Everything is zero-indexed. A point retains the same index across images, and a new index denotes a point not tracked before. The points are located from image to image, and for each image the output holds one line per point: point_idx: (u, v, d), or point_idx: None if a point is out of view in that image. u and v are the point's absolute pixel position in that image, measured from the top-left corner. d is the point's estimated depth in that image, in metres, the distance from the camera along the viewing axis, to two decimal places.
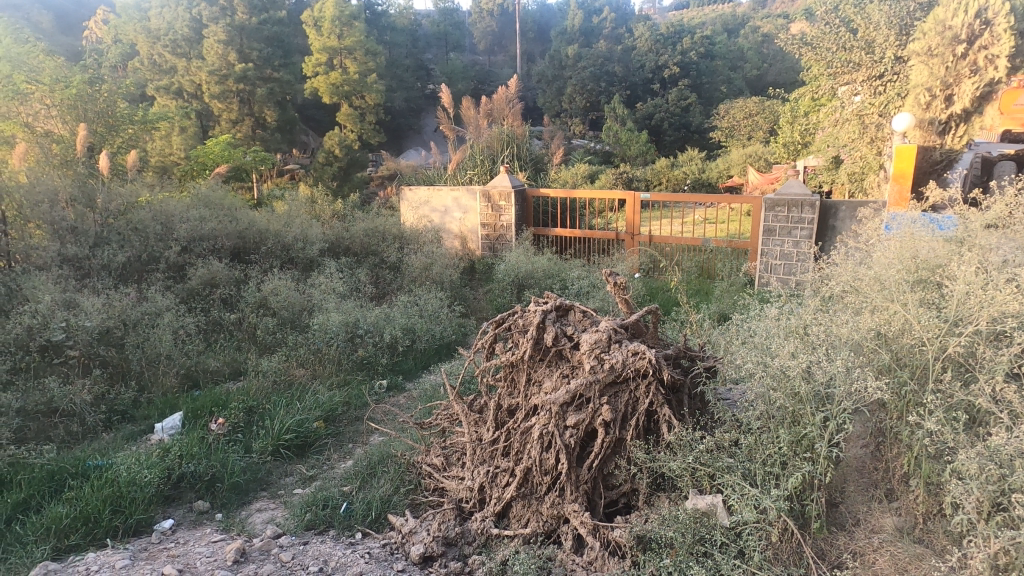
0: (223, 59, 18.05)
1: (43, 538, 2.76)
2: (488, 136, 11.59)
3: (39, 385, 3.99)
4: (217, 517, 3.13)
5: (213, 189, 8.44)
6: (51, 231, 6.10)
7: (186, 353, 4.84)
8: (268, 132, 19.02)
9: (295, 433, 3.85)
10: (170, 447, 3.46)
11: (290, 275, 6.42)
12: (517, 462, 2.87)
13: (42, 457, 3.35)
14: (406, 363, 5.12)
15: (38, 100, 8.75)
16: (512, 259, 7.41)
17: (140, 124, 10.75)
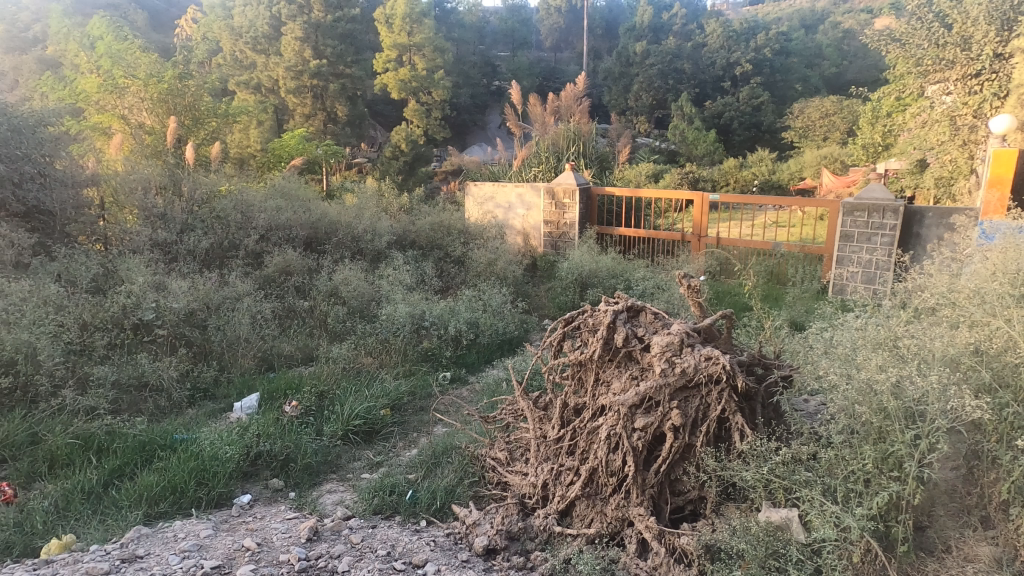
0: (299, 55, 18.75)
1: (136, 504, 2.95)
2: (554, 133, 11.57)
3: (131, 360, 4.27)
4: (290, 495, 3.26)
5: (290, 180, 8.80)
6: (143, 216, 6.56)
7: (262, 336, 5.06)
8: (338, 126, 19.59)
9: (364, 419, 3.98)
10: (248, 426, 3.63)
11: (359, 266, 6.61)
12: (582, 461, 2.86)
13: (135, 428, 3.59)
14: (470, 357, 5.18)
15: (133, 94, 9.58)
16: (576, 257, 7.37)
17: (224, 117, 11.32)
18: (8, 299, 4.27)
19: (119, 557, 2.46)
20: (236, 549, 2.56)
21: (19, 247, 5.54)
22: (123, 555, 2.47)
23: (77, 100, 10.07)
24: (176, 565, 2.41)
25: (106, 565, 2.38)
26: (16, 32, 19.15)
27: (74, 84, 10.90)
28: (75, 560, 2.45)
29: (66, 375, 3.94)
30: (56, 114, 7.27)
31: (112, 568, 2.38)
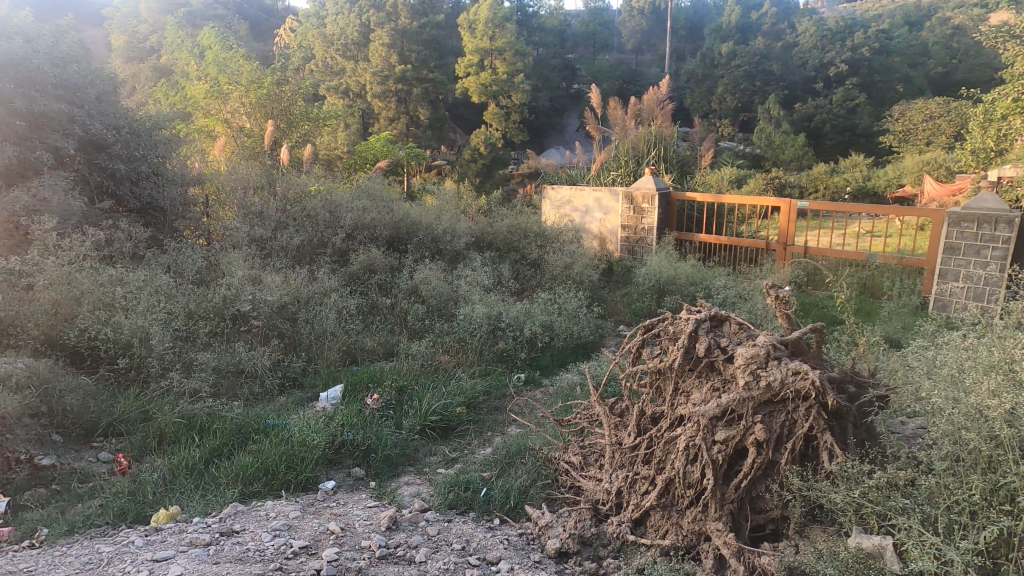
0: (386, 61, 19.41)
1: (232, 482, 3.18)
2: (634, 137, 11.42)
3: (230, 348, 4.58)
4: (371, 484, 3.39)
5: (375, 181, 9.16)
6: (242, 214, 7.03)
7: (347, 331, 5.29)
8: (420, 129, 19.84)
9: (441, 415, 4.09)
10: (333, 415, 3.81)
11: (439, 265, 6.79)
12: (658, 471, 2.81)
13: (231, 412, 3.84)
14: (544, 359, 5.22)
15: (236, 100, 10.33)
16: (654, 263, 7.24)
17: (315, 121, 11.91)
18: (126, 288, 4.69)
19: (218, 530, 2.65)
20: (321, 532, 2.70)
21: (135, 240, 6.07)
22: (222, 529, 2.66)
23: (187, 106, 10.90)
24: (268, 542, 2.57)
25: (207, 537, 2.57)
26: (135, 44, 20.89)
27: (184, 91, 11.78)
28: (181, 530, 2.67)
29: (173, 359, 4.27)
30: (169, 119, 7.90)
31: (212, 540, 2.57)
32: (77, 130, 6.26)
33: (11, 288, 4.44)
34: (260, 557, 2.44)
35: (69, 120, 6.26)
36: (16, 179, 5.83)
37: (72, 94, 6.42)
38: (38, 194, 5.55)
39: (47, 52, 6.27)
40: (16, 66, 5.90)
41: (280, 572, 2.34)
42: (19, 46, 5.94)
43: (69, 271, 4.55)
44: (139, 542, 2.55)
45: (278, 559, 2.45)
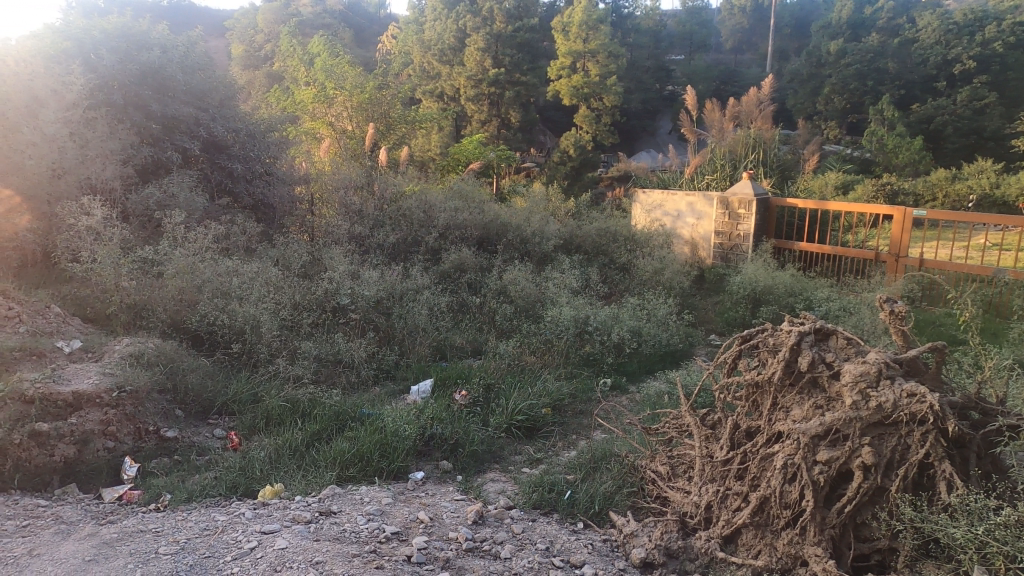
0: (480, 65, 19.77)
1: (330, 465, 3.36)
2: (732, 140, 11.01)
3: (330, 339, 4.84)
4: (457, 478, 3.49)
5: (467, 183, 9.38)
6: (344, 212, 7.42)
7: (437, 327, 5.45)
8: (511, 131, 20.18)
9: (527, 415, 4.13)
10: (424, 409, 3.93)
11: (527, 267, 6.84)
12: (752, 488, 2.69)
13: (330, 399, 4.06)
14: (631, 365, 5.14)
15: (340, 104, 10.97)
16: (749, 271, 6.94)
17: (412, 123, 12.35)
18: (240, 278, 5.07)
19: (317, 509, 2.81)
20: (412, 520, 2.80)
21: (249, 234, 6.54)
22: (321, 509, 2.82)
23: (296, 109, 11.64)
24: (363, 525, 2.69)
25: (308, 515, 2.74)
26: (252, 52, 22.53)
27: (294, 96, 12.55)
28: (284, 507, 2.85)
29: (279, 346, 4.56)
30: (280, 122, 8.45)
31: (312, 518, 2.73)
32: (202, 132, 6.94)
33: (144, 275, 4.93)
34: (356, 538, 2.57)
35: (196, 123, 6.96)
36: (150, 176, 6.49)
37: (199, 99, 7.16)
38: (168, 191, 6.13)
39: (180, 61, 7.07)
40: (153, 74, 6.72)
41: (374, 554, 2.45)
42: (157, 56, 6.76)
43: (192, 261, 4.99)
44: (249, 514, 2.75)
45: (371, 542, 2.57)
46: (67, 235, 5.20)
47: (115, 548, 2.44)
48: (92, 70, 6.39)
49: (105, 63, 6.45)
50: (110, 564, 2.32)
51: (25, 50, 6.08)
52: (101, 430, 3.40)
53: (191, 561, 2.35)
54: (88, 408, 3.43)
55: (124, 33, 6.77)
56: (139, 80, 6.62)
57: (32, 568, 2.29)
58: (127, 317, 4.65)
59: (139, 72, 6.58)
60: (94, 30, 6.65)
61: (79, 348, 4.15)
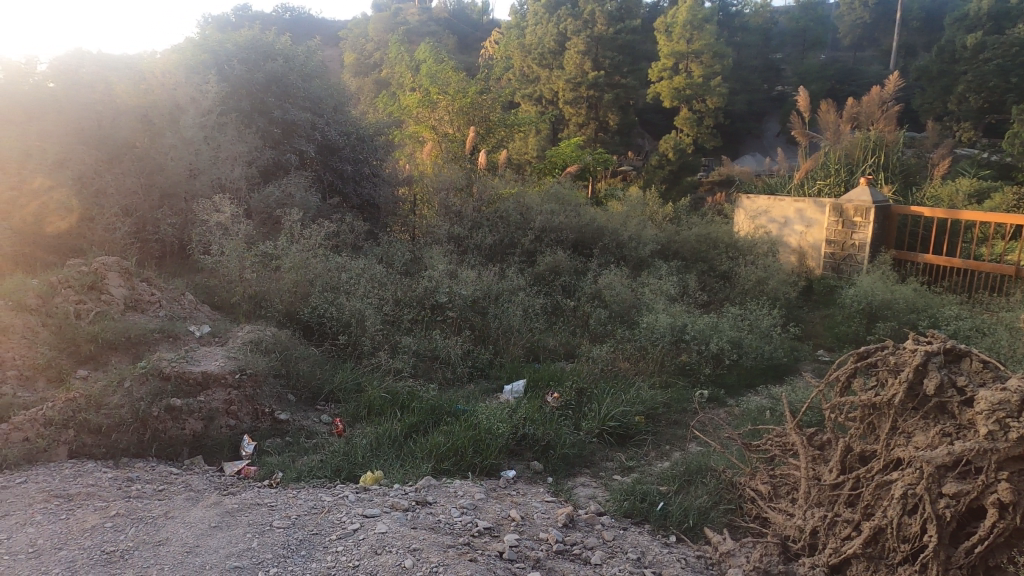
0: (579, 68, 19.65)
1: (426, 457, 3.48)
2: (849, 142, 10.29)
3: (429, 335, 5.01)
4: (548, 480, 3.51)
5: (564, 185, 9.38)
6: (444, 213, 7.65)
7: (531, 329, 5.50)
8: (609, 134, 19.99)
9: (619, 422, 4.08)
10: (516, 408, 3.98)
11: (623, 272, 6.75)
12: (865, 516, 2.51)
13: (427, 393, 4.20)
14: (730, 378, 4.95)
15: (443, 108, 11.32)
16: (865, 283, 6.46)
17: (511, 126, 12.52)
18: (348, 274, 5.36)
19: (414, 499, 2.92)
20: (504, 517, 2.85)
21: (357, 233, 6.91)
22: (418, 498, 2.93)
23: (402, 113, 12.14)
24: (457, 518, 2.77)
25: (405, 503, 2.85)
26: (362, 61, 23.74)
27: (400, 100, 13.09)
28: (384, 493, 2.99)
29: (382, 340, 4.78)
30: (387, 126, 8.84)
31: (409, 506, 2.84)
32: (318, 136, 7.40)
33: (264, 268, 5.33)
34: (450, 530, 2.65)
35: (312, 127, 7.44)
36: (271, 177, 7.01)
37: (316, 105, 7.65)
38: (286, 190, 6.60)
39: (300, 70, 7.60)
40: (277, 82, 7.29)
41: (468, 547, 2.52)
42: (280, 65, 7.32)
43: (307, 257, 5.35)
44: (352, 497, 2.91)
45: (465, 535, 2.64)
46: (200, 229, 5.73)
47: (235, 517, 2.66)
48: (225, 79, 7.04)
49: (235, 73, 7.07)
50: (232, 532, 2.53)
51: (170, 63, 6.84)
52: (224, 408, 3.71)
53: (301, 536, 2.53)
54: (215, 387, 3.76)
55: (253, 44, 7.35)
56: (265, 88, 7.22)
57: (167, 528, 2.54)
58: (248, 306, 5.06)
59: (264, 80, 7.19)
60: (228, 42, 7.27)
61: (207, 333, 4.55)
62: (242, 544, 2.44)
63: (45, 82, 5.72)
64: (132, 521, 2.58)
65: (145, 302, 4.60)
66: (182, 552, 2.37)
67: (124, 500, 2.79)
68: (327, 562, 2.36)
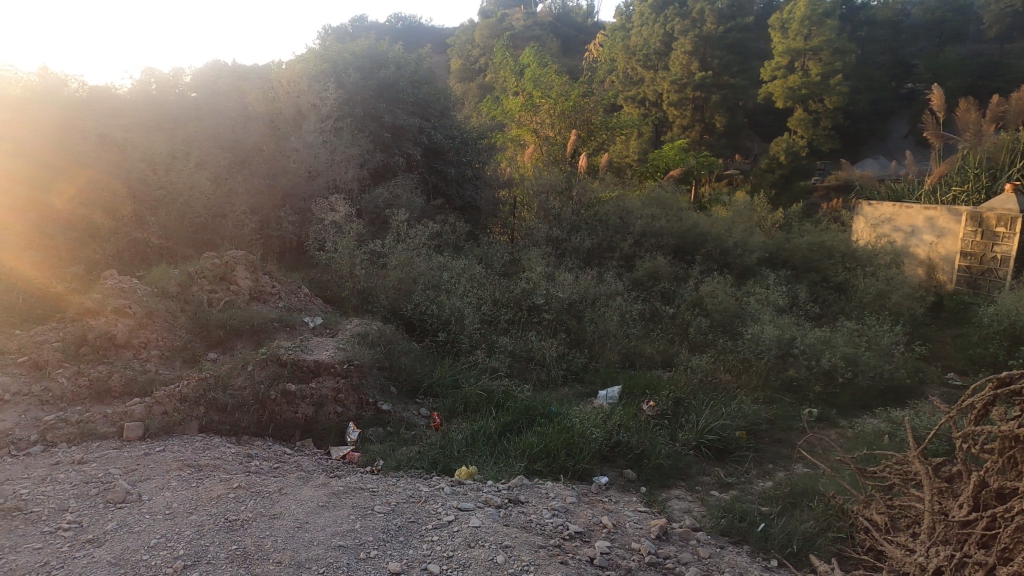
0: (686, 69, 18.82)
1: (520, 456, 3.52)
2: (992, 144, 9.25)
3: (525, 336, 5.07)
4: (641, 489, 3.45)
5: (667, 189, 9.15)
6: (543, 215, 7.68)
7: (628, 335, 5.43)
8: (715, 137, 19.25)
9: (718, 435, 3.92)
10: (611, 414, 3.93)
11: (727, 280, 6.48)
12: (1001, 561, 2.24)
13: (522, 393, 4.25)
14: (842, 398, 4.64)
15: (545, 112, 11.36)
16: (1006, 301, 5.81)
17: (613, 129, 12.36)
18: (449, 272, 5.54)
19: (507, 496, 2.97)
20: (596, 523, 2.83)
21: (458, 233, 7.11)
22: (510, 496, 2.98)
23: (504, 117, 12.33)
24: (548, 519, 2.79)
25: (498, 500, 2.91)
26: (468, 66, 24.32)
27: (502, 104, 13.29)
28: (478, 489, 3.06)
29: (479, 338, 4.88)
30: (489, 130, 9.02)
31: (502, 503, 2.89)
32: (424, 140, 7.75)
33: (372, 265, 5.61)
34: (541, 530, 2.67)
35: (419, 131, 7.77)
36: (381, 178, 7.36)
37: (423, 110, 8.00)
38: (394, 192, 6.92)
39: (410, 76, 7.97)
40: (387, 89, 7.65)
41: (559, 549, 2.54)
42: (392, 72, 7.69)
43: (411, 256, 5.58)
44: (448, 489, 3.01)
45: (556, 537, 2.65)
46: (317, 227, 6.14)
47: (341, 499, 2.82)
48: (342, 86, 7.41)
49: (351, 80, 7.44)
50: (338, 512, 2.70)
51: (295, 73, 7.28)
52: (333, 396, 3.95)
53: (399, 523, 2.64)
54: (326, 375, 4.03)
55: (369, 53, 7.77)
56: (377, 94, 7.58)
57: (281, 503, 2.74)
58: (357, 301, 5.35)
59: (377, 86, 7.55)
60: (346, 52, 7.72)
61: (320, 324, 4.86)
62: (346, 524, 2.59)
63: (189, 93, 6.97)
64: (251, 494, 2.81)
65: (267, 293, 5.00)
66: (293, 527, 2.55)
67: (245, 474, 3.05)
68: (422, 550, 2.45)
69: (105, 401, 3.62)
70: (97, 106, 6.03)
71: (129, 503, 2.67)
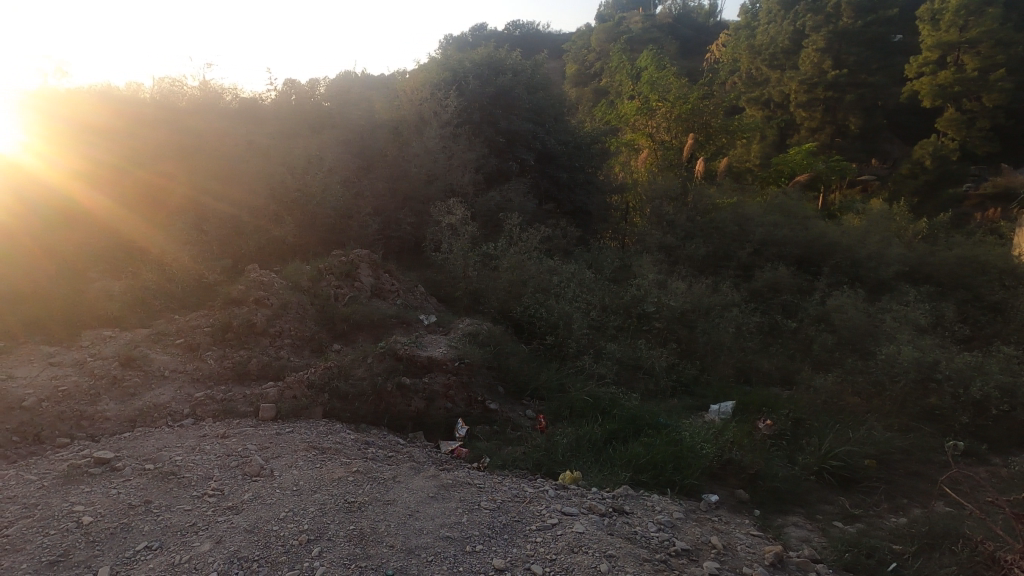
0: (817, 67, 17.50)
1: (625, 466, 3.46)
2: None
3: (633, 344, 4.98)
4: (754, 512, 3.27)
5: (792, 195, 8.60)
6: (656, 221, 7.50)
7: (743, 349, 5.20)
8: (848, 141, 17.83)
9: (844, 462, 3.64)
10: (723, 431, 3.78)
11: (858, 295, 5.97)
12: None
13: (629, 402, 4.19)
14: (995, 432, 4.14)
15: (661, 115, 11.08)
16: None
17: (734, 132, 11.83)
18: (558, 277, 5.58)
19: (611, 505, 2.93)
20: (703, 542, 2.72)
21: (569, 238, 7.13)
22: (615, 505, 2.94)
23: (619, 121, 12.19)
24: (654, 533, 2.72)
25: (603, 508, 2.88)
26: (583, 70, 24.24)
27: (618, 108, 13.16)
28: (582, 494, 3.05)
29: (586, 344, 4.85)
30: (603, 135, 8.96)
31: (607, 511, 2.86)
32: (537, 145, 7.83)
33: (484, 267, 5.77)
34: (647, 544, 2.61)
35: (533, 137, 7.89)
36: (495, 182, 7.53)
37: (537, 116, 8.12)
38: (506, 196, 7.09)
39: (526, 83, 8.15)
40: (504, 95, 7.87)
41: (664, 565, 2.47)
42: (509, 79, 7.88)
43: (522, 260, 5.68)
44: (552, 492, 3.03)
45: (661, 553, 2.58)
46: (434, 229, 6.40)
47: (449, 491, 2.93)
48: (462, 94, 7.65)
49: (470, 87, 7.68)
50: (446, 504, 2.80)
51: (419, 82, 7.64)
52: (443, 392, 4.10)
53: (504, 521, 2.69)
54: (438, 371, 4.21)
55: (488, 60, 8.00)
56: (493, 101, 7.79)
57: (394, 490, 2.89)
58: (468, 301, 5.52)
59: (494, 93, 7.75)
60: (465, 60, 7.99)
61: (434, 322, 5.07)
62: (453, 517, 2.68)
63: (323, 102, 7.39)
64: (368, 479, 2.98)
65: (386, 291, 5.28)
66: (406, 515, 2.68)
67: (362, 460, 3.25)
68: (526, 549, 2.48)
69: (244, 382, 3.98)
70: (245, 115, 6.80)
71: (262, 477, 2.93)
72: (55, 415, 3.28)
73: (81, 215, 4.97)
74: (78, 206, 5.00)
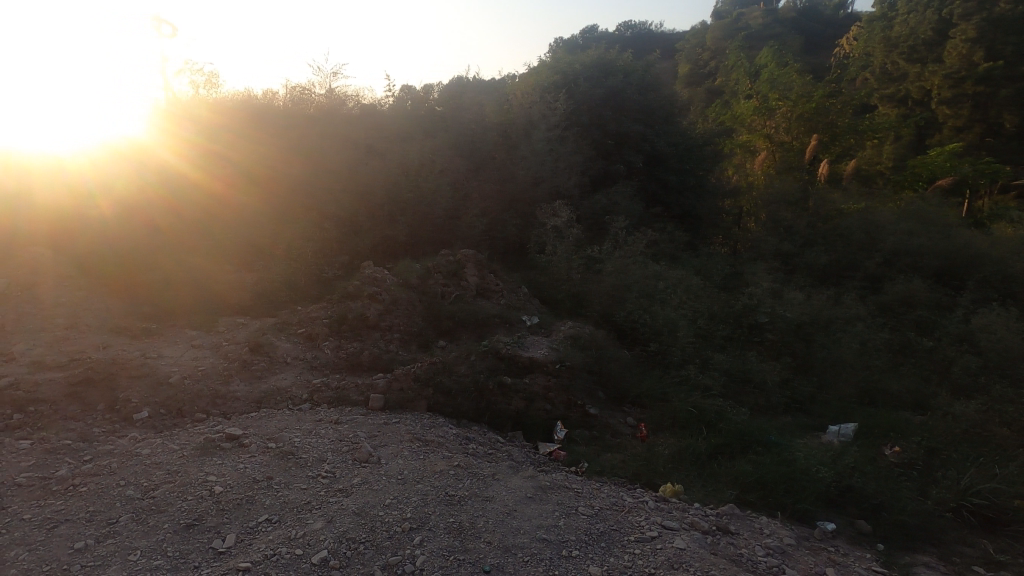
0: (965, 58, 15.70)
1: (732, 484, 3.30)
2: None
3: (743, 355, 4.73)
4: (877, 546, 2.99)
5: (932, 201, 7.80)
6: (772, 227, 7.10)
7: (868, 367, 4.79)
8: (1002, 140, 15.85)
9: (988, 500, 3.24)
10: (843, 455, 3.52)
11: (1011, 313, 5.30)
12: None
13: (737, 416, 3.97)
14: None
15: (782, 115, 10.48)
16: None
17: (866, 132, 10.96)
18: (664, 283, 5.45)
19: (715, 523, 2.81)
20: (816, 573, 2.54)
21: (676, 242, 6.91)
22: (719, 524, 2.80)
23: (735, 122, 11.71)
24: (761, 557, 2.56)
25: (706, 525, 2.76)
26: (697, 70, 23.39)
27: (734, 108, 12.65)
28: (684, 509, 2.94)
29: (692, 352, 4.66)
30: (717, 136, 8.61)
31: (710, 530, 2.74)
32: (646, 147, 7.67)
33: (588, 271, 5.74)
34: (753, 568, 2.47)
35: (643, 138, 7.76)
36: (601, 184, 7.47)
37: (647, 117, 7.97)
38: (612, 199, 7.01)
39: (637, 84, 8.04)
40: (613, 97, 7.82)
41: None
42: (620, 81, 7.85)
43: (627, 264, 5.68)
44: (652, 504, 2.94)
45: None
46: (539, 231, 6.46)
47: (547, 494, 2.93)
48: (571, 96, 7.67)
49: (580, 89, 7.68)
50: (544, 506, 2.80)
51: (529, 85, 7.74)
52: (544, 393, 4.10)
53: (602, 528, 2.65)
54: (539, 372, 4.24)
55: (599, 63, 8.01)
56: (603, 103, 7.75)
57: (493, 487, 2.94)
58: (571, 303, 5.49)
59: (604, 95, 7.75)
60: (576, 63, 8.01)
61: (536, 323, 5.10)
62: (551, 519, 2.68)
63: (436, 107, 7.68)
64: (469, 474, 3.05)
65: (491, 291, 5.37)
66: (504, 512, 2.71)
67: (463, 454, 3.33)
68: (624, 560, 2.43)
69: (357, 372, 4.20)
70: (365, 121, 7.15)
71: (370, 464, 3.08)
72: (195, 392, 3.62)
73: (211, 211, 5.53)
74: (210, 203, 5.57)
